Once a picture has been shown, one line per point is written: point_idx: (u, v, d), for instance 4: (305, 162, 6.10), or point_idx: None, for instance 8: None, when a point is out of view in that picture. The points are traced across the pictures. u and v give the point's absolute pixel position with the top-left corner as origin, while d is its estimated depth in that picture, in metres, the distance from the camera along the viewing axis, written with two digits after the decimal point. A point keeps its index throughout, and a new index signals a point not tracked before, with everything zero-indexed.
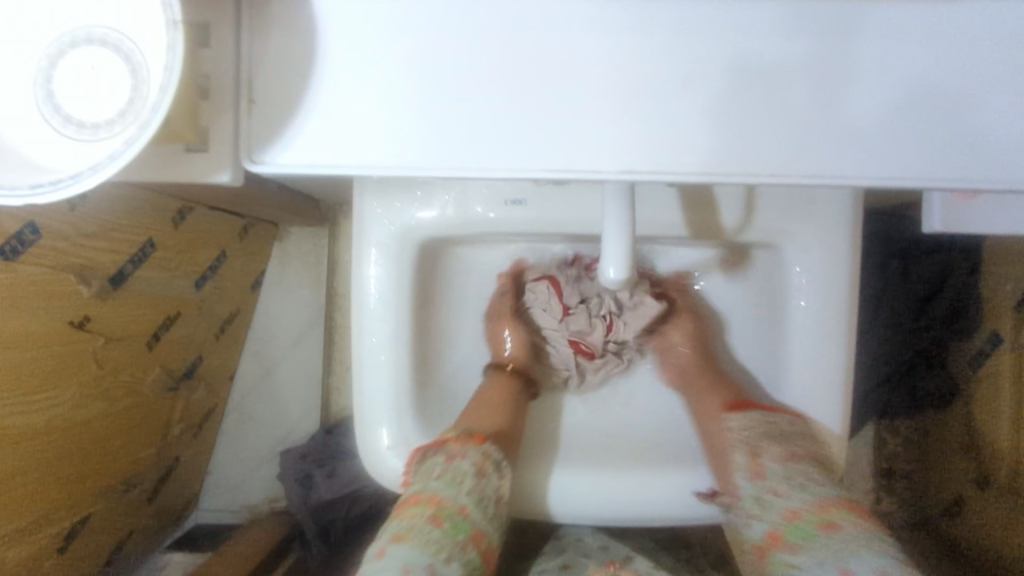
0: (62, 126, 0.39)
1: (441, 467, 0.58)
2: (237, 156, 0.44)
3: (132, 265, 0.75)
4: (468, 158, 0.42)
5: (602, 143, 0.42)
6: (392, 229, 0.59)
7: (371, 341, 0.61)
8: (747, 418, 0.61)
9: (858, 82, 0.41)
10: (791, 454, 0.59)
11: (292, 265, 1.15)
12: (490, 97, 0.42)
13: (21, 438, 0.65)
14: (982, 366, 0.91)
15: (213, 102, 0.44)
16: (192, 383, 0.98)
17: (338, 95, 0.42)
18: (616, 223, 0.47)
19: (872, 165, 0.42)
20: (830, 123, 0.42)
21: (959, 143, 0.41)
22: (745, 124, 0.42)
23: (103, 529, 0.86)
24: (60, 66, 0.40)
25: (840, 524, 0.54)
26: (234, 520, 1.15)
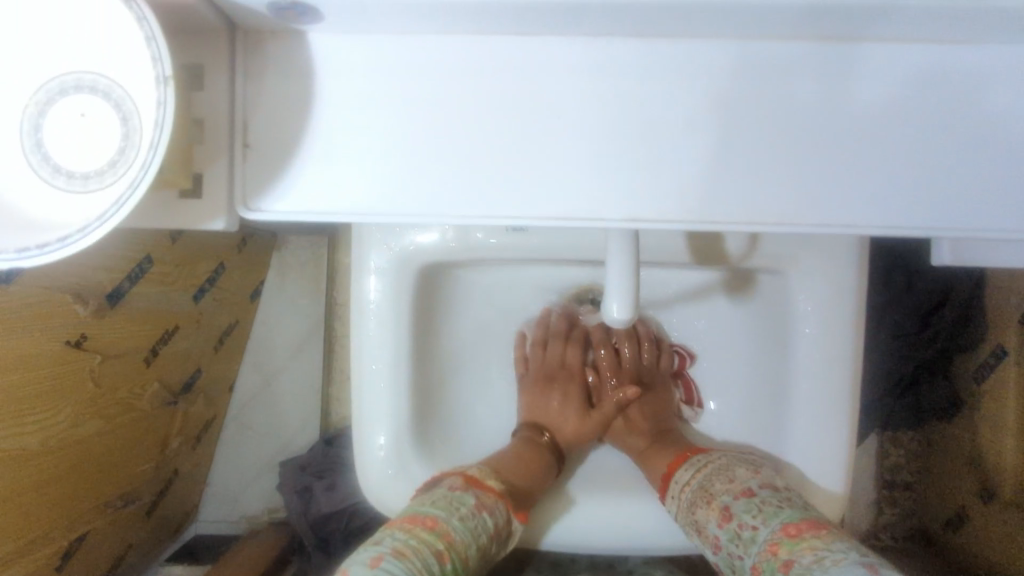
0: (51, 176, 0.39)
1: (469, 509, 0.56)
2: (232, 205, 0.43)
3: (130, 281, 0.74)
4: (468, 204, 0.41)
5: (605, 188, 0.41)
6: (389, 254, 0.59)
7: (370, 369, 0.60)
8: (681, 480, 0.62)
9: (863, 128, 0.41)
10: (723, 512, 0.57)
11: (292, 276, 1.14)
12: (489, 141, 0.41)
13: (17, 460, 0.64)
14: (987, 380, 0.91)
15: (207, 144, 0.43)
16: (191, 396, 0.97)
17: (335, 139, 0.41)
18: (617, 261, 0.46)
19: (879, 213, 0.42)
20: (836, 171, 0.41)
21: (970, 190, 0.41)
22: (747, 172, 0.41)
23: (101, 545, 0.85)
24: (49, 112, 0.40)
25: (791, 560, 0.51)
26: (234, 532, 1.14)
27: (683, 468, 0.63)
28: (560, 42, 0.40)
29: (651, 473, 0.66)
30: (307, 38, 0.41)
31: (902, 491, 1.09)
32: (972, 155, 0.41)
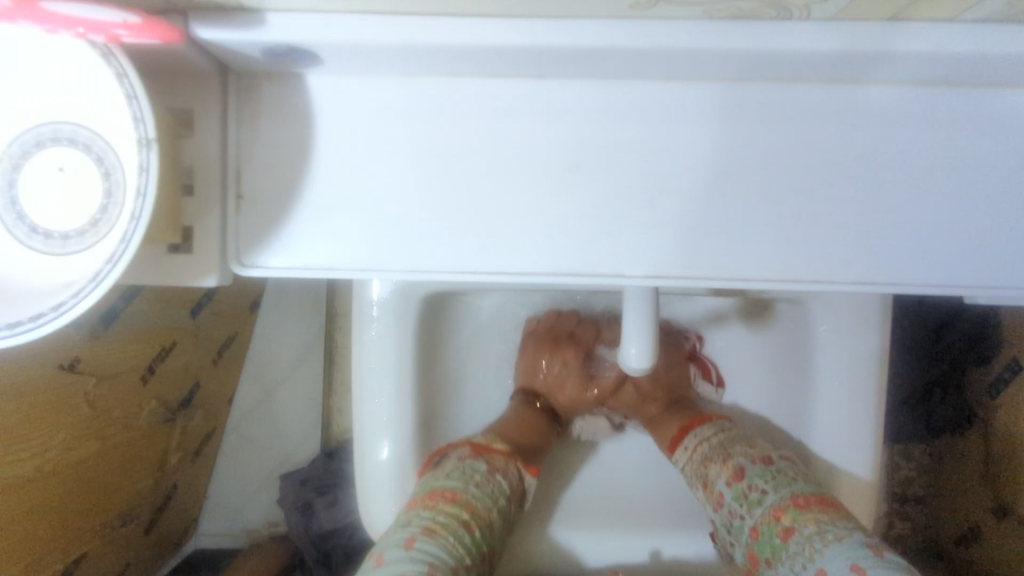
0: (36, 236, 0.40)
1: (485, 475, 0.58)
2: (225, 260, 0.43)
3: (126, 300, 0.71)
4: (479, 258, 0.42)
5: (615, 241, 0.42)
6: (392, 288, 0.63)
7: (374, 402, 0.63)
8: (693, 442, 0.65)
9: (868, 177, 0.41)
10: (735, 472, 0.60)
11: (291, 287, 1.11)
12: (492, 195, 0.42)
13: (11, 487, 0.62)
14: (1001, 394, 0.89)
15: (197, 198, 0.42)
16: (190, 411, 0.96)
17: (345, 192, 0.42)
18: (634, 318, 0.48)
19: (904, 268, 0.42)
20: (847, 226, 0.42)
21: (997, 244, 0.42)
22: (754, 224, 0.42)
23: (99, 566, 0.83)
24: (25, 167, 0.40)
25: (794, 528, 0.53)
26: (235, 545, 1.13)
27: (698, 430, 0.66)
28: (561, 91, 0.41)
29: (660, 437, 0.70)
30: (307, 81, 0.41)
31: (913, 504, 1.07)
32: (980, 212, 0.42)
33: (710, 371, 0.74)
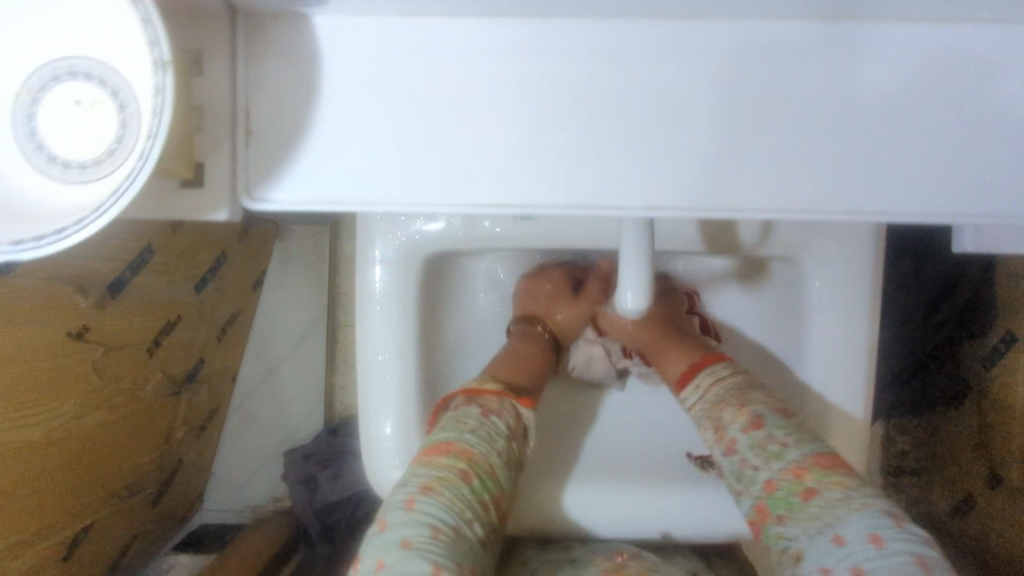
0: (49, 167, 0.40)
1: (479, 421, 0.58)
2: (235, 198, 0.43)
3: (131, 271, 0.73)
4: (486, 191, 0.42)
5: (617, 173, 0.42)
6: (394, 244, 0.63)
7: (380, 356, 0.63)
8: (705, 380, 0.62)
9: (867, 111, 0.41)
10: (754, 419, 0.56)
11: (294, 264, 1.13)
12: (499, 129, 0.42)
13: (21, 452, 0.64)
14: (996, 364, 0.91)
15: (207, 134, 0.42)
16: (195, 385, 0.97)
17: (351, 127, 0.42)
18: (633, 257, 0.48)
19: (901, 201, 0.42)
20: (847, 158, 0.42)
21: (994, 178, 0.42)
22: (754, 156, 0.42)
23: (107, 535, 0.85)
24: (44, 99, 0.41)
25: (817, 491, 0.50)
26: (239, 521, 1.14)
27: (710, 367, 0.63)
28: (565, 27, 0.41)
29: (670, 376, 0.66)
30: (315, 21, 0.41)
31: (909, 477, 1.09)
32: (989, 147, 0.41)
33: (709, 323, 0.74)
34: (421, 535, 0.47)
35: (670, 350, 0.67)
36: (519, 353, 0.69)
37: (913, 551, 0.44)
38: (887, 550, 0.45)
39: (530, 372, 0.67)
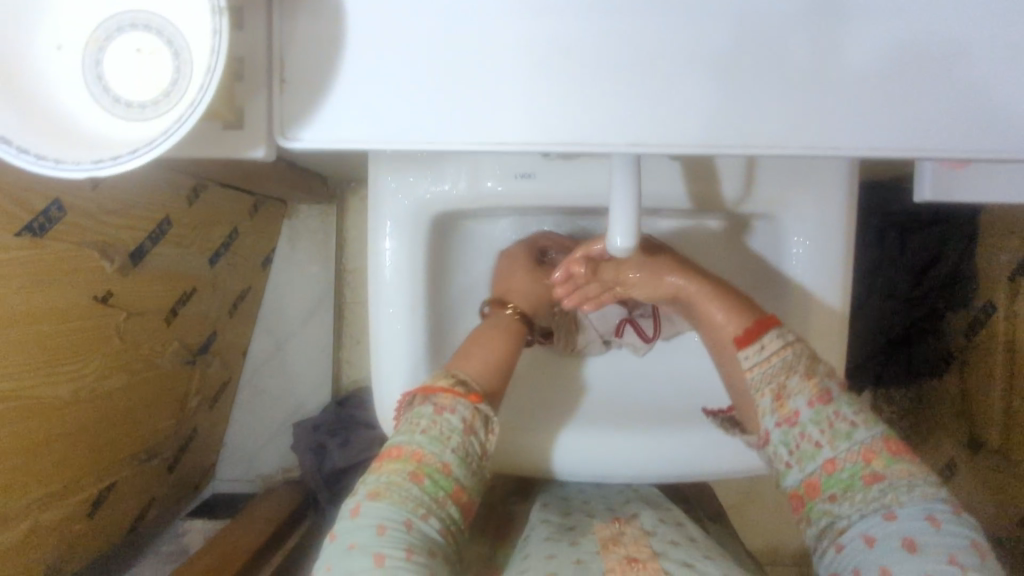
0: (112, 106, 0.38)
1: (431, 419, 0.52)
2: (272, 135, 0.43)
3: (151, 241, 0.77)
4: (517, 134, 0.42)
5: (641, 116, 0.42)
6: (407, 203, 0.56)
7: (388, 313, 0.59)
8: (773, 343, 0.55)
9: (856, 53, 0.42)
10: (822, 393, 0.53)
11: (302, 242, 1.17)
12: (531, 73, 0.41)
13: (53, 407, 0.68)
14: (977, 335, 0.95)
15: (247, 81, 0.42)
16: (209, 357, 1.01)
17: (371, 69, 0.41)
18: (621, 186, 0.44)
19: (897, 137, 0.43)
20: (845, 100, 0.43)
21: (987, 113, 0.43)
22: (765, 97, 0.42)
23: (128, 497, 0.89)
24: (111, 48, 0.39)
25: (884, 475, 0.50)
26: (250, 490, 1.19)
27: (777, 329, 0.56)
28: None
29: (722, 333, 0.59)
30: None
31: None
32: (976, 80, 0.43)
33: None
34: (367, 542, 0.46)
35: (723, 301, 0.59)
36: (477, 345, 0.59)
37: (967, 535, 0.46)
38: (942, 529, 0.46)
39: (488, 369, 0.57)
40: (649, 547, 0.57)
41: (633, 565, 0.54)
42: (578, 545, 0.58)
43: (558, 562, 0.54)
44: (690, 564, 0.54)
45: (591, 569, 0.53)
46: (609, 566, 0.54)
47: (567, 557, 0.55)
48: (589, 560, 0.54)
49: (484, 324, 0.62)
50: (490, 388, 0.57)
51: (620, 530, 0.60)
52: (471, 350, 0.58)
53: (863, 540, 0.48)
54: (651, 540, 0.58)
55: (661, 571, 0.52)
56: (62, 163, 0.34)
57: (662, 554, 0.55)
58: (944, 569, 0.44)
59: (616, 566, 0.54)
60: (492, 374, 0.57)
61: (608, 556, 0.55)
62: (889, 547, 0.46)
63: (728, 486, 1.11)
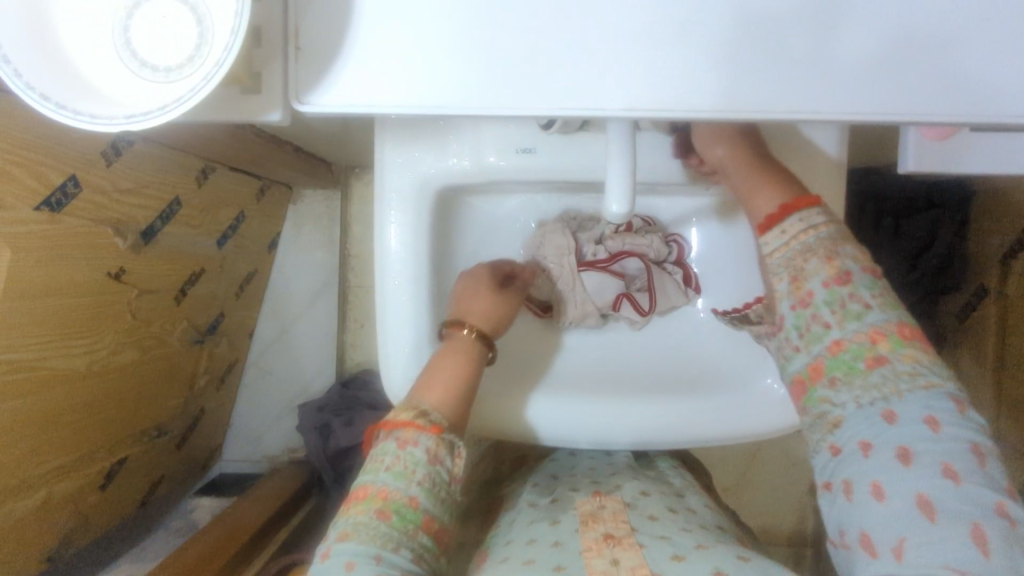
0: (137, 70, 0.36)
1: (394, 455, 0.50)
2: (288, 100, 0.43)
3: (162, 221, 0.79)
4: (527, 100, 0.41)
5: (652, 81, 0.41)
6: (412, 178, 0.58)
7: (395, 287, 0.60)
8: (799, 225, 0.49)
9: (873, 13, 0.41)
10: (839, 275, 0.47)
11: (307, 226, 1.19)
12: (542, 38, 0.41)
13: (69, 379, 0.70)
14: (972, 317, 0.98)
15: (264, 50, 0.43)
16: (216, 337, 1.03)
17: (379, 32, 0.41)
18: (617, 161, 0.45)
19: (923, 100, 0.41)
20: (863, 62, 0.41)
21: (1017, 73, 0.41)
22: (777, 62, 0.41)
23: (138, 471, 0.91)
24: (139, 17, 0.37)
25: (888, 359, 0.45)
26: (256, 470, 1.22)
27: (807, 211, 0.50)
28: None
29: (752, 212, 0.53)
30: None
31: None
32: (1001, 38, 0.41)
33: (692, 275, 0.67)
34: None
35: (760, 181, 0.53)
36: (437, 369, 0.56)
37: (968, 438, 0.42)
38: (941, 436, 0.42)
39: (449, 396, 0.55)
40: (627, 522, 0.56)
41: (609, 542, 0.53)
42: (559, 524, 0.58)
43: (537, 548, 0.54)
44: (667, 537, 0.54)
45: (570, 550, 0.53)
46: (586, 545, 0.53)
47: (546, 540, 0.55)
48: (567, 540, 0.54)
49: (438, 349, 0.58)
50: (454, 418, 0.54)
51: (600, 503, 0.60)
52: (433, 378, 0.55)
53: (859, 448, 0.44)
54: (630, 514, 0.58)
55: (637, 546, 0.52)
56: (85, 116, 0.33)
57: (640, 530, 0.55)
58: (936, 484, 0.40)
59: (592, 545, 0.53)
60: (457, 397, 0.55)
61: (586, 534, 0.55)
62: (883, 461, 0.42)
63: (726, 467, 1.13)
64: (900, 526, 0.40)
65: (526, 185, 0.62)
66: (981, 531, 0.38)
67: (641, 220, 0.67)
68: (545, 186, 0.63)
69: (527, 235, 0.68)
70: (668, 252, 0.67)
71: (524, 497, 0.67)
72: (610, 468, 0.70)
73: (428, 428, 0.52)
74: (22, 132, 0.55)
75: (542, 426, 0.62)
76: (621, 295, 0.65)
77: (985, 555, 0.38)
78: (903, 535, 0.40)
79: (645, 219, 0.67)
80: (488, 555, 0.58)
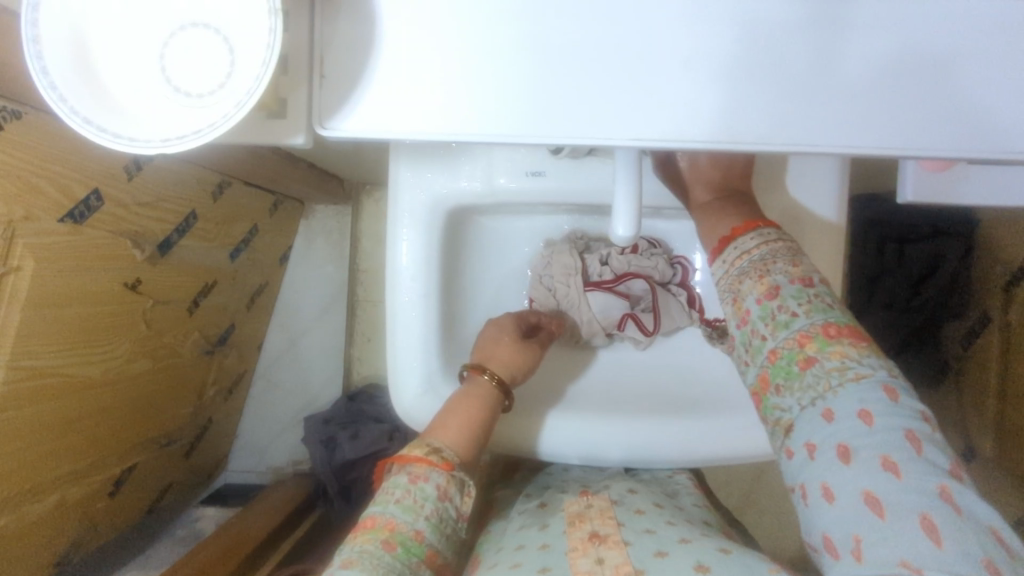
0: (173, 94, 0.38)
1: (405, 489, 0.52)
2: (311, 123, 0.45)
3: (178, 234, 0.81)
4: (539, 129, 0.43)
5: (661, 113, 0.43)
6: (425, 198, 0.60)
7: (404, 300, 0.62)
8: (741, 248, 0.52)
9: (876, 52, 0.43)
10: (770, 289, 0.48)
11: (318, 241, 1.21)
12: (554, 70, 0.42)
13: (84, 387, 0.71)
14: (974, 346, 0.97)
15: (290, 76, 0.45)
16: (226, 348, 1.05)
17: (399, 60, 0.43)
18: (623, 185, 0.47)
19: (919, 135, 0.43)
20: (863, 96, 0.43)
21: (1012, 109, 0.43)
22: (778, 99, 0.43)
23: (146, 480, 0.92)
24: (174, 44, 0.39)
25: (816, 358, 0.45)
26: (261, 480, 1.23)
27: (751, 234, 0.52)
28: None
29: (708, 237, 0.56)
30: None
31: None
32: (995, 76, 0.42)
33: (696, 298, 0.67)
34: None
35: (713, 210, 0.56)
36: (454, 410, 0.58)
37: (902, 425, 0.41)
38: (875, 428, 0.41)
39: (464, 437, 0.57)
40: (614, 518, 0.57)
41: (595, 540, 0.54)
42: (548, 528, 0.58)
43: (525, 552, 0.55)
44: (652, 531, 0.55)
45: (556, 552, 0.54)
46: (573, 544, 0.54)
47: (535, 543, 0.56)
48: (554, 542, 0.55)
49: (461, 389, 0.60)
50: (466, 457, 0.57)
51: (588, 503, 0.61)
52: (447, 417, 0.57)
53: (805, 451, 0.43)
54: (617, 510, 0.59)
55: (622, 543, 0.53)
56: (128, 139, 0.36)
57: (626, 524, 0.56)
58: (878, 478, 0.39)
59: (578, 544, 0.54)
60: (469, 437, 0.57)
61: (574, 533, 0.56)
62: (826, 461, 0.42)
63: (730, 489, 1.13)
64: (859, 521, 0.39)
65: (535, 207, 0.63)
66: (929, 522, 0.37)
67: (646, 242, 0.67)
68: (557, 208, 0.63)
69: (534, 253, 0.70)
70: (672, 274, 0.67)
71: (519, 504, 0.67)
72: (603, 475, 0.71)
73: (440, 465, 0.54)
74: (51, 147, 0.57)
75: (537, 435, 0.63)
76: (624, 316, 0.65)
77: (938, 544, 0.37)
78: (857, 536, 0.39)
79: (651, 240, 0.68)
80: (481, 558, 0.59)
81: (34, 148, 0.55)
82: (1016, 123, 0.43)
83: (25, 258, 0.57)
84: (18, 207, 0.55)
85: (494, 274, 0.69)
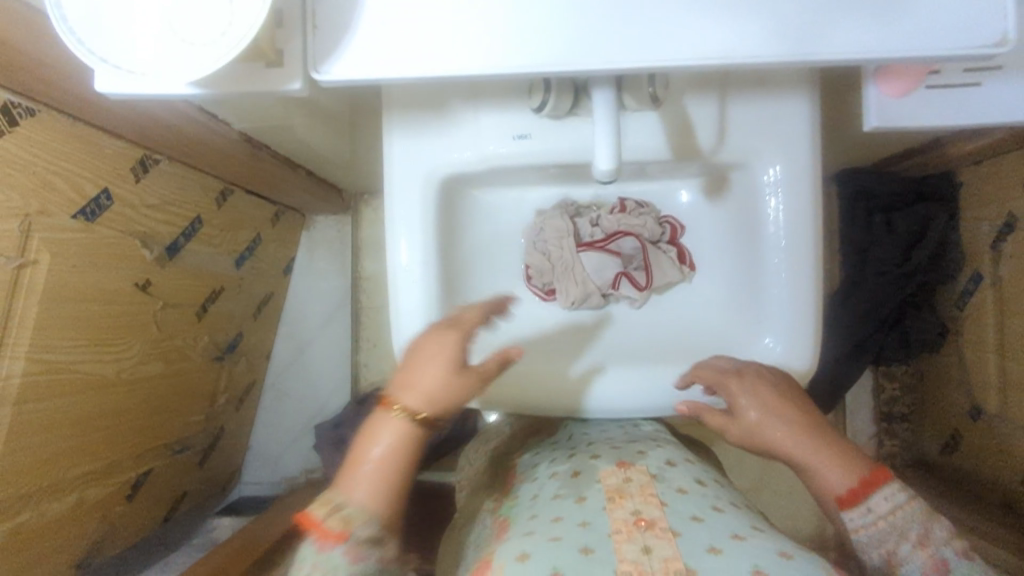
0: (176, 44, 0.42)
1: (310, 564, 0.46)
2: (306, 71, 0.48)
3: (184, 237, 0.84)
4: (512, 62, 0.46)
5: (628, 40, 0.46)
6: (420, 170, 0.63)
7: (403, 262, 0.64)
8: (886, 507, 0.49)
9: None
10: (938, 562, 0.47)
11: (320, 250, 1.24)
12: (524, 7, 0.46)
13: (100, 385, 0.73)
14: (969, 303, 0.97)
15: (285, 30, 0.48)
16: (235, 356, 1.07)
17: (382, 10, 0.46)
18: (602, 121, 0.50)
19: (874, 49, 0.46)
20: (820, 10, 0.46)
21: (962, 20, 0.46)
22: (741, 15, 0.46)
23: (162, 485, 0.94)
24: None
25: None
26: (274, 490, 1.24)
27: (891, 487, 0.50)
28: None
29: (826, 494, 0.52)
30: None
31: (900, 421, 1.15)
32: None
33: (686, 252, 0.70)
34: None
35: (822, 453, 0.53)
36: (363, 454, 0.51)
37: None
38: None
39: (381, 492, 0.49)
40: (655, 497, 0.57)
41: (640, 525, 0.53)
42: (585, 503, 0.57)
43: (564, 525, 0.54)
44: (700, 518, 0.54)
45: (598, 530, 0.53)
46: (617, 527, 0.53)
47: (574, 520, 0.55)
48: (595, 520, 0.54)
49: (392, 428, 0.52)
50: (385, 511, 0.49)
51: (626, 477, 0.60)
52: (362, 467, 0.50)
53: None
54: (657, 487, 0.59)
55: (670, 533, 0.51)
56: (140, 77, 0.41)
57: (668, 507, 0.55)
58: None
59: (622, 527, 0.53)
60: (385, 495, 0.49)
61: (615, 514, 0.55)
62: None
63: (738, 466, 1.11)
64: None
65: (521, 174, 0.66)
66: None
67: (634, 202, 0.70)
68: (544, 173, 0.66)
69: (527, 223, 0.72)
70: (661, 232, 0.69)
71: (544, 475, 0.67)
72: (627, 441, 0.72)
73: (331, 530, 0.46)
74: (66, 145, 0.61)
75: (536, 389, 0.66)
76: (619, 276, 0.68)
77: None
78: None
79: (639, 201, 0.70)
80: (511, 528, 0.59)
81: (49, 144, 0.59)
82: (965, 30, 0.46)
83: (41, 251, 0.60)
84: (33, 200, 0.58)
85: (490, 245, 0.72)
